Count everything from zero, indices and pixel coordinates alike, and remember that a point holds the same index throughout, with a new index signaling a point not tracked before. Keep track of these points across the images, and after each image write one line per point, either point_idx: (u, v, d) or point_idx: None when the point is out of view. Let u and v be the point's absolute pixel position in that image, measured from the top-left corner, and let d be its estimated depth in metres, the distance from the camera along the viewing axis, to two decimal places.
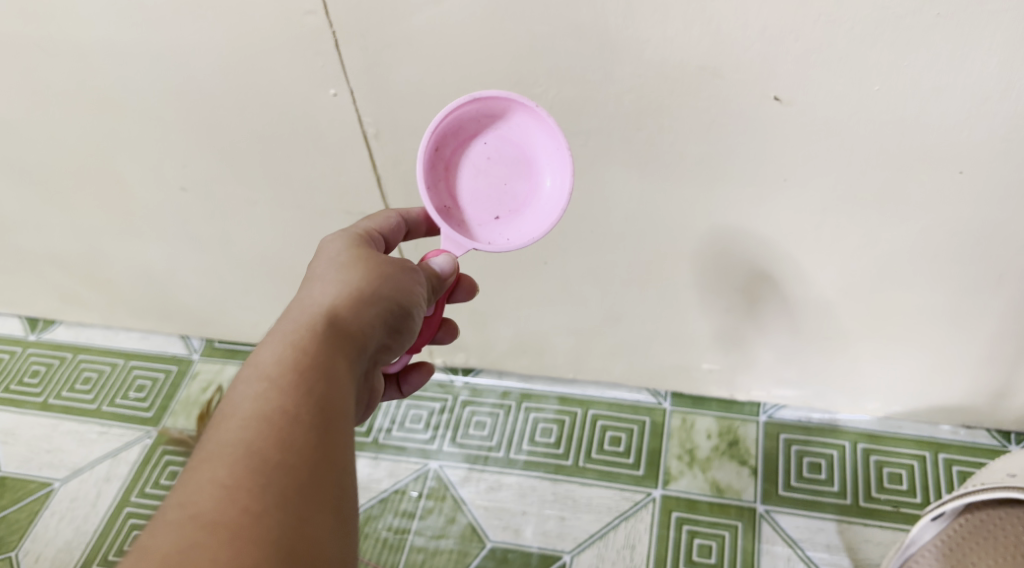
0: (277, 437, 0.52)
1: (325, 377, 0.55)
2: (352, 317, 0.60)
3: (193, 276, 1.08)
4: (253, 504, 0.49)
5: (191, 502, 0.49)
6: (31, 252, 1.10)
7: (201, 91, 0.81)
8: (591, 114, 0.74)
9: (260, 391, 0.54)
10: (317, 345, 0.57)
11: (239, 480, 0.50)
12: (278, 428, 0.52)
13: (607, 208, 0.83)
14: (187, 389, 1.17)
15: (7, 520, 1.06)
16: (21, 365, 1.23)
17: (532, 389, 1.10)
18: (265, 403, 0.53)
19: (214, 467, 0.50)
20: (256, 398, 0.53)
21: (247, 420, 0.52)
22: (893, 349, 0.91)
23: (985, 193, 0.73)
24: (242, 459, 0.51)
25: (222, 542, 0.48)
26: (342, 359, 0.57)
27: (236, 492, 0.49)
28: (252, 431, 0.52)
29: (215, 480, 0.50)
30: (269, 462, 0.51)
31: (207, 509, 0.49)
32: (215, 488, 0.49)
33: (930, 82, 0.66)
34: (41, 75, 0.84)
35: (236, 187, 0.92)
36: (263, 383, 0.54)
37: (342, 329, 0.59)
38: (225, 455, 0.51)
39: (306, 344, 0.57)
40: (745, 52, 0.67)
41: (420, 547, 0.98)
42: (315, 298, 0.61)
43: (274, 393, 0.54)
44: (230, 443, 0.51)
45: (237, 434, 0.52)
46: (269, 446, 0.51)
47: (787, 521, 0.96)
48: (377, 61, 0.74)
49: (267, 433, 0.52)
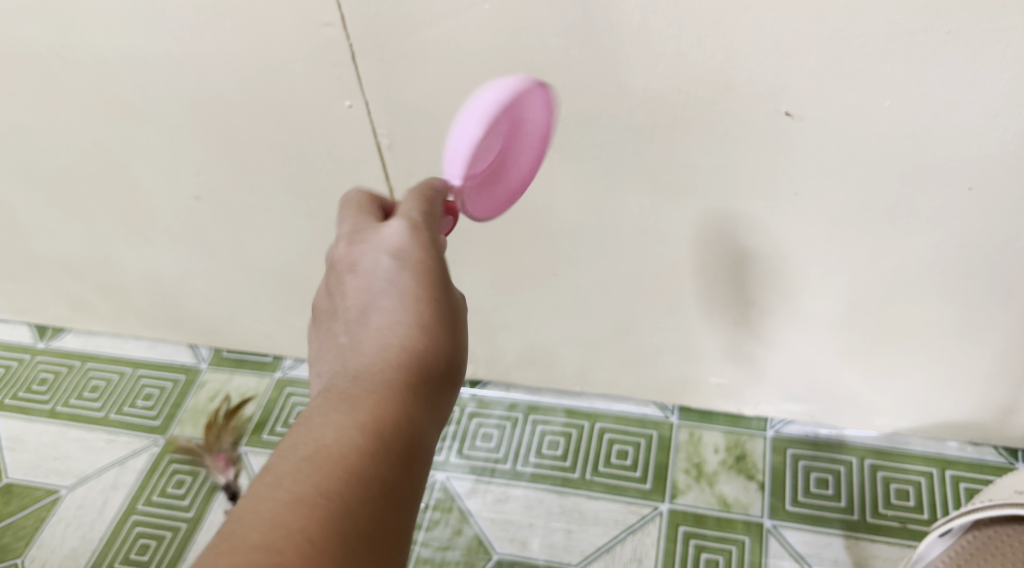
0: (373, 505, 0.48)
1: (422, 447, 0.52)
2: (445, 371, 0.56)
3: (204, 284, 1.08)
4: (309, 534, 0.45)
5: (273, 552, 0.44)
6: (43, 258, 1.11)
7: (218, 99, 0.82)
8: (604, 126, 0.75)
9: (361, 440, 0.50)
10: (418, 402, 0.53)
11: (329, 543, 0.46)
12: (373, 493, 0.48)
13: (618, 220, 0.84)
14: (195, 398, 1.18)
15: (14, 526, 1.06)
16: (29, 373, 1.23)
17: (539, 402, 1.11)
18: (344, 431, 0.50)
19: (304, 518, 0.46)
20: (358, 450, 0.49)
21: (350, 470, 0.48)
22: (900, 364, 0.91)
23: (994, 208, 0.73)
24: (335, 518, 0.46)
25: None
26: (431, 423, 0.54)
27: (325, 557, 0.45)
28: (351, 489, 0.48)
29: (277, 500, 0.46)
30: (359, 530, 0.47)
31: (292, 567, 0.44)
32: (275, 509, 0.46)
33: (941, 97, 0.67)
34: (60, 82, 0.84)
35: (249, 196, 0.92)
36: (357, 425, 0.50)
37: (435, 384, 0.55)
38: (313, 506, 0.46)
39: (413, 407, 0.53)
40: (758, 66, 0.68)
41: (426, 558, 0.98)
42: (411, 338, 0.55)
43: (378, 452, 0.50)
44: (324, 493, 0.47)
45: (334, 485, 0.47)
46: (365, 511, 0.47)
47: (795, 536, 0.96)
48: (393, 72, 0.75)
49: (361, 494, 0.48)
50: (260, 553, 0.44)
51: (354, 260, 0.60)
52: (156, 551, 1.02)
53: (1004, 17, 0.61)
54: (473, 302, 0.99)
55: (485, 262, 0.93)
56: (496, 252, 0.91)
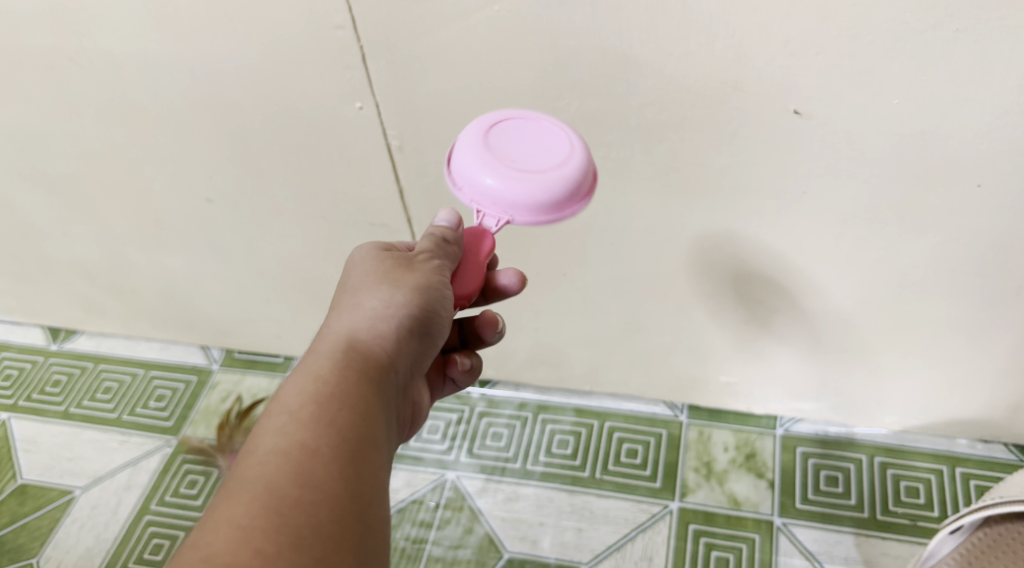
0: (295, 472, 0.50)
1: (350, 408, 0.54)
2: (371, 338, 0.58)
3: (216, 286, 1.09)
4: (252, 516, 0.48)
5: (204, 544, 0.47)
6: (57, 261, 1.12)
7: (231, 102, 0.83)
8: (613, 126, 0.75)
9: (278, 423, 0.53)
10: (340, 370, 0.56)
11: (255, 520, 0.48)
12: (296, 462, 0.50)
13: (628, 219, 0.84)
14: (207, 399, 1.19)
15: (28, 526, 1.07)
16: (42, 375, 1.24)
17: (549, 401, 1.11)
18: (284, 420, 0.53)
19: (230, 507, 0.48)
20: (275, 432, 0.52)
21: (289, 451, 0.51)
22: (910, 362, 0.91)
23: (1003, 205, 0.73)
24: (258, 496, 0.49)
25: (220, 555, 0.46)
26: (365, 383, 0.56)
27: (250, 533, 0.47)
28: (272, 466, 0.50)
29: (223, 497, 0.49)
30: (286, 498, 0.49)
31: (220, 551, 0.47)
32: (223, 504, 0.49)
33: (950, 95, 0.67)
34: (73, 86, 0.85)
35: (261, 198, 0.93)
36: (288, 413, 0.53)
37: (361, 352, 0.57)
38: (238, 494, 0.49)
39: (332, 375, 0.55)
40: (767, 66, 0.68)
41: (438, 556, 0.99)
42: (333, 328, 0.59)
43: (295, 425, 0.52)
44: (249, 480, 0.50)
45: (256, 471, 0.50)
46: (305, 485, 0.50)
47: (805, 533, 0.96)
48: (404, 74, 0.76)
49: (284, 467, 0.50)
50: (193, 551, 0.47)
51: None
52: (169, 551, 1.03)
53: (1012, 15, 0.62)
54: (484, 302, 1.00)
55: None
56: (505, 251, 0.92)
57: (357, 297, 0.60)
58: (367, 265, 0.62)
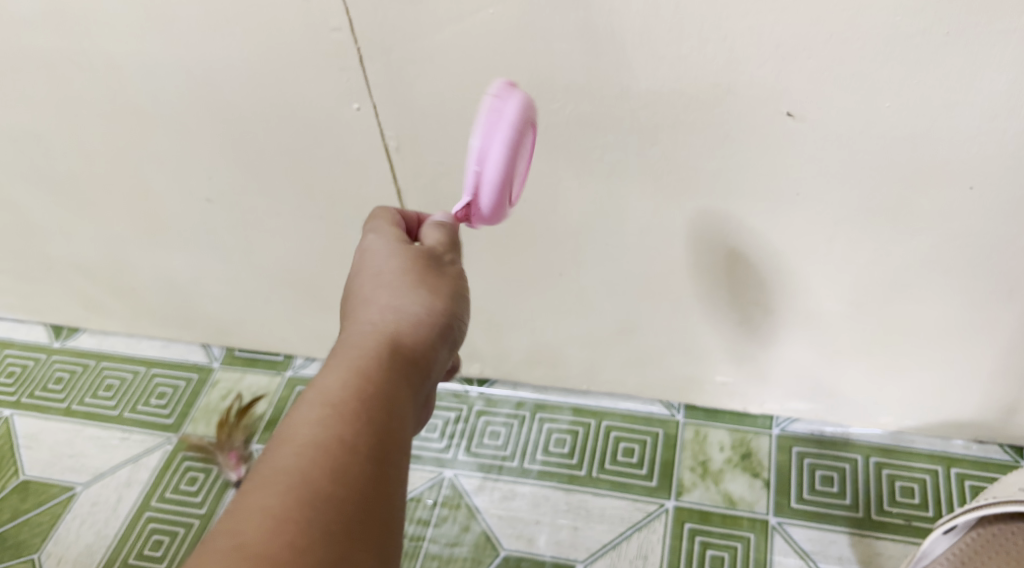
0: (330, 467, 0.51)
1: (385, 407, 0.55)
2: (405, 338, 0.59)
3: (215, 284, 1.10)
4: (289, 509, 0.49)
5: (237, 531, 0.48)
6: (58, 260, 1.13)
7: (230, 104, 0.83)
8: (607, 128, 0.76)
9: (315, 415, 0.53)
10: (377, 368, 0.56)
11: (288, 511, 0.49)
12: (332, 457, 0.51)
13: (622, 221, 0.84)
14: (208, 397, 1.19)
15: (30, 522, 1.08)
16: (45, 372, 1.25)
17: (546, 400, 1.12)
18: (320, 412, 0.53)
19: (265, 496, 0.49)
20: (312, 423, 0.53)
21: (326, 445, 0.52)
22: (906, 363, 0.92)
23: (995, 208, 0.74)
24: (292, 488, 0.49)
25: (256, 544, 0.47)
26: (399, 386, 0.57)
27: (283, 524, 0.48)
28: (307, 459, 0.51)
29: (259, 484, 0.50)
30: (319, 492, 0.50)
31: (254, 539, 0.47)
32: (260, 490, 0.50)
33: (942, 98, 0.67)
34: (74, 87, 0.86)
35: (259, 198, 0.94)
36: (327, 405, 0.54)
37: (396, 351, 0.58)
38: (271, 484, 0.50)
39: (369, 372, 0.56)
40: (760, 69, 0.69)
41: (435, 554, 0.99)
42: (367, 322, 0.60)
43: (334, 419, 0.53)
44: (283, 470, 0.50)
45: (293, 461, 0.51)
46: (341, 484, 0.50)
47: (799, 533, 0.97)
48: (400, 76, 0.77)
49: (319, 461, 0.51)
50: (224, 538, 0.48)
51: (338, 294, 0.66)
52: (170, 547, 1.04)
53: (1000, 19, 0.62)
54: (481, 302, 1.00)
55: (492, 263, 0.94)
56: (502, 252, 0.92)
57: (393, 298, 0.61)
58: (399, 261, 0.63)
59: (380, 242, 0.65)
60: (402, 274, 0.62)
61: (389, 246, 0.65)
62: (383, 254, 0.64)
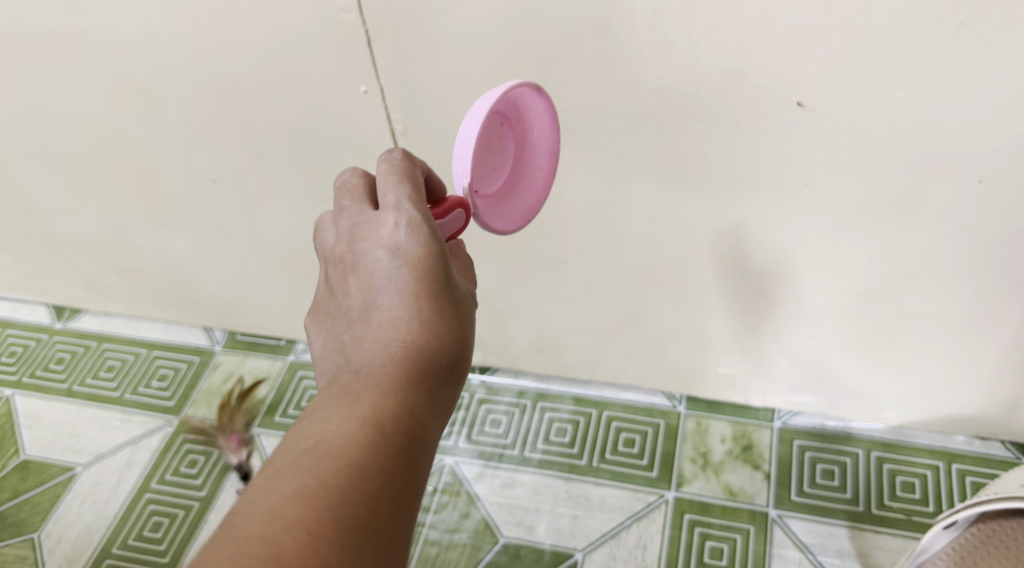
0: (372, 495, 0.49)
1: (424, 437, 0.53)
2: (449, 359, 0.56)
3: (218, 267, 1.10)
4: (327, 530, 0.47)
5: (271, 544, 0.46)
6: (62, 239, 1.13)
7: (236, 84, 0.83)
8: (615, 114, 0.76)
9: (362, 434, 0.51)
10: (425, 395, 0.54)
11: (327, 532, 0.47)
12: (375, 486, 0.50)
13: (627, 208, 0.84)
14: (209, 379, 1.19)
15: (30, 501, 1.08)
16: (46, 352, 1.25)
17: (548, 390, 1.12)
18: (365, 430, 0.51)
19: (303, 509, 0.47)
20: (358, 443, 0.50)
21: (369, 469, 0.50)
22: (909, 357, 0.91)
23: (1005, 201, 0.73)
24: (332, 508, 0.48)
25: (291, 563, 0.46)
26: (437, 413, 0.55)
27: (319, 548, 0.47)
28: (351, 480, 0.49)
29: (298, 495, 0.48)
30: (358, 519, 0.48)
31: (287, 557, 0.46)
32: (298, 502, 0.48)
33: (952, 89, 0.67)
34: (80, 65, 0.86)
35: (264, 180, 0.94)
36: (373, 425, 0.51)
37: (440, 376, 0.56)
38: (311, 497, 0.48)
39: (418, 398, 0.53)
40: (771, 56, 0.68)
41: (434, 539, 0.99)
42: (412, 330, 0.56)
43: (378, 443, 0.51)
44: (324, 485, 0.49)
45: (333, 480, 0.49)
46: (378, 511, 0.49)
47: (799, 525, 0.97)
48: (408, 58, 0.76)
49: (361, 487, 0.49)
50: (256, 542, 0.46)
51: (363, 255, 0.60)
52: (169, 529, 1.04)
53: (1014, 9, 0.62)
54: (484, 289, 1.00)
55: (497, 249, 0.94)
56: (506, 240, 0.92)
57: (443, 309, 0.57)
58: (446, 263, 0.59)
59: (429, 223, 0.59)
60: (453, 282, 0.58)
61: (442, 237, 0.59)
62: (437, 244, 0.59)
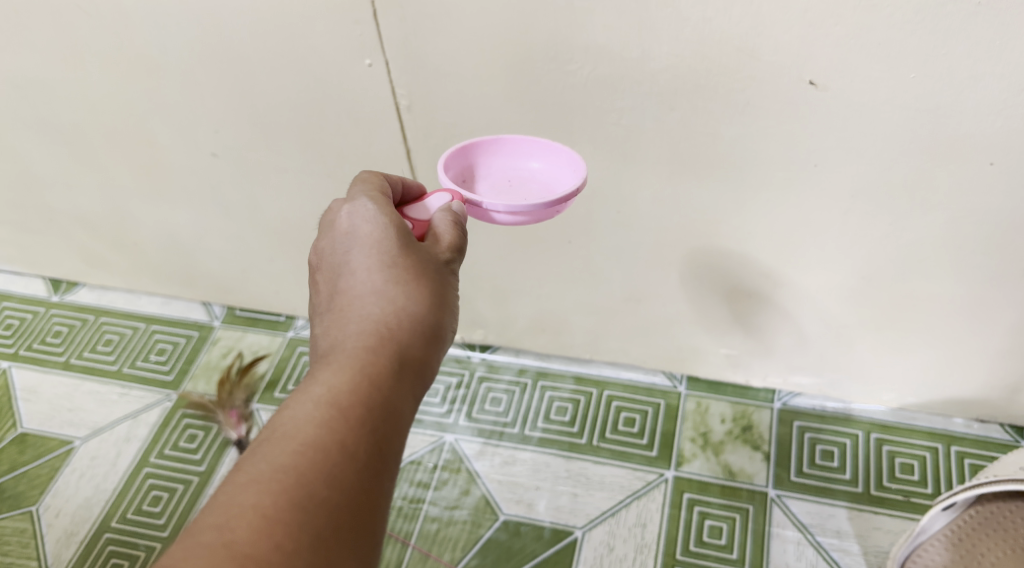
0: (328, 473, 0.52)
1: (385, 413, 0.55)
2: (407, 337, 0.59)
3: (218, 241, 1.09)
4: (285, 511, 0.50)
5: (227, 529, 0.49)
6: (59, 211, 1.12)
7: (240, 56, 0.82)
8: (624, 91, 0.75)
9: (318, 414, 0.54)
10: (383, 369, 0.56)
11: (281, 515, 0.50)
12: (332, 463, 0.52)
13: (634, 187, 0.84)
14: (208, 354, 1.19)
15: (28, 474, 1.07)
16: (43, 325, 1.24)
17: (548, 368, 1.12)
18: (321, 412, 0.54)
19: (258, 494, 0.50)
20: (314, 423, 0.53)
21: (325, 449, 0.52)
22: (911, 340, 0.92)
23: (1015, 184, 0.73)
24: (287, 491, 0.51)
25: (247, 545, 0.48)
26: (399, 388, 0.57)
27: (274, 528, 0.49)
28: (307, 461, 0.52)
29: (256, 480, 0.51)
30: (315, 499, 0.51)
31: (242, 539, 0.49)
32: (255, 485, 0.51)
33: (967, 70, 0.66)
34: (80, 34, 0.84)
35: (266, 154, 0.93)
36: (328, 405, 0.54)
37: (402, 350, 0.58)
38: (266, 483, 0.51)
39: (376, 372, 0.56)
40: (785, 34, 0.68)
41: (435, 516, 1.00)
42: (369, 313, 0.59)
43: (336, 423, 0.53)
44: (280, 469, 0.51)
45: (289, 461, 0.52)
46: (336, 489, 0.52)
47: (798, 505, 0.97)
48: (415, 31, 0.75)
49: (317, 466, 0.52)
50: (217, 526, 0.49)
51: (329, 254, 0.64)
52: (168, 504, 1.04)
53: None
54: (487, 267, 1.00)
55: (501, 228, 0.93)
56: None
57: (397, 283, 0.60)
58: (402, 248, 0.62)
59: (382, 208, 0.63)
60: (408, 259, 0.62)
61: (393, 219, 0.63)
62: (389, 232, 0.62)
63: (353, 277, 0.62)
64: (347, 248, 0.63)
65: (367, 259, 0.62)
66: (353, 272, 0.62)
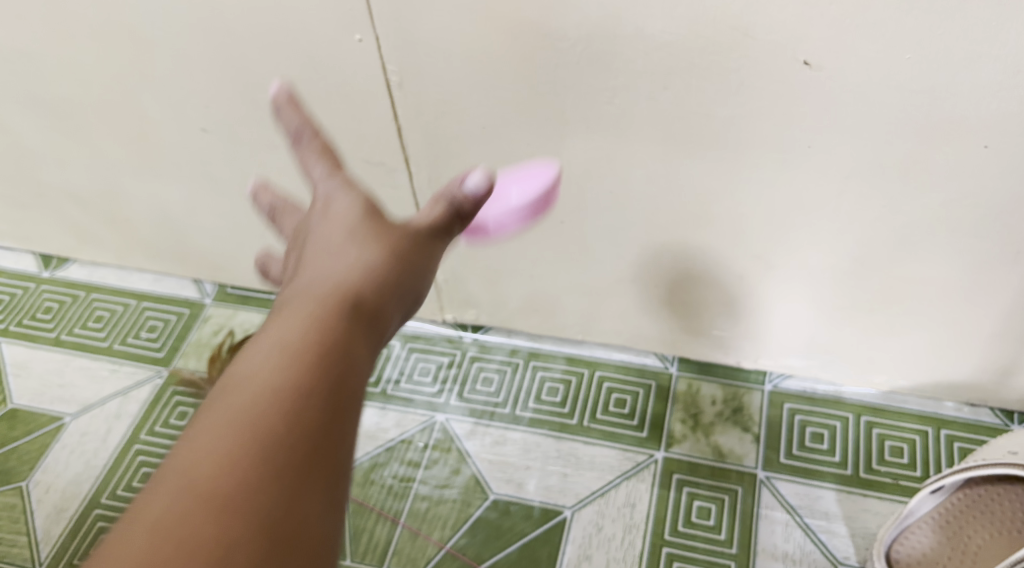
0: (291, 415, 0.45)
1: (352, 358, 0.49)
2: (376, 282, 0.54)
3: (208, 218, 1.08)
4: (247, 456, 0.43)
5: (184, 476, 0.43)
6: (49, 186, 1.11)
7: (229, 30, 0.81)
8: (617, 69, 0.74)
9: (276, 357, 0.48)
10: (348, 315, 0.51)
11: (241, 459, 0.43)
12: (295, 406, 0.46)
13: (627, 167, 0.83)
14: (199, 332, 1.19)
15: (19, 450, 1.07)
16: (34, 301, 1.23)
17: (540, 348, 1.12)
18: (280, 357, 0.48)
19: (215, 441, 0.44)
20: (272, 366, 0.47)
21: (286, 391, 0.46)
22: (903, 323, 0.91)
23: (1009, 167, 0.73)
24: (247, 436, 0.44)
25: (205, 495, 0.42)
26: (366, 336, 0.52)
27: (237, 473, 0.43)
28: (266, 405, 0.45)
29: (213, 427, 0.45)
30: (279, 442, 0.44)
31: (199, 483, 0.43)
32: (214, 429, 0.45)
33: (963, 51, 0.66)
34: (67, 5, 0.83)
35: (256, 130, 0.92)
36: (289, 347, 0.48)
37: (368, 296, 0.53)
38: (222, 428, 0.44)
39: (339, 319, 0.51)
40: (780, 13, 0.67)
41: (425, 495, 1.00)
42: (334, 264, 0.54)
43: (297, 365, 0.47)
44: (235, 414, 0.45)
45: (246, 405, 0.45)
46: (303, 432, 0.45)
47: (787, 487, 0.97)
48: (406, 6, 0.74)
49: (276, 408, 0.45)
50: (171, 483, 0.43)
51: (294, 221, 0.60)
52: None
53: None
54: (479, 247, 0.99)
55: None
56: None
57: (364, 232, 0.56)
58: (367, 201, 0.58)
59: (341, 169, 0.60)
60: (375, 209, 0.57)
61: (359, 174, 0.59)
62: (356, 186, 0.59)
63: (318, 234, 0.57)
64: (312, 210, 0.59)
65: (332, 216, 0.57)
66: (315, 231, 0.57)
